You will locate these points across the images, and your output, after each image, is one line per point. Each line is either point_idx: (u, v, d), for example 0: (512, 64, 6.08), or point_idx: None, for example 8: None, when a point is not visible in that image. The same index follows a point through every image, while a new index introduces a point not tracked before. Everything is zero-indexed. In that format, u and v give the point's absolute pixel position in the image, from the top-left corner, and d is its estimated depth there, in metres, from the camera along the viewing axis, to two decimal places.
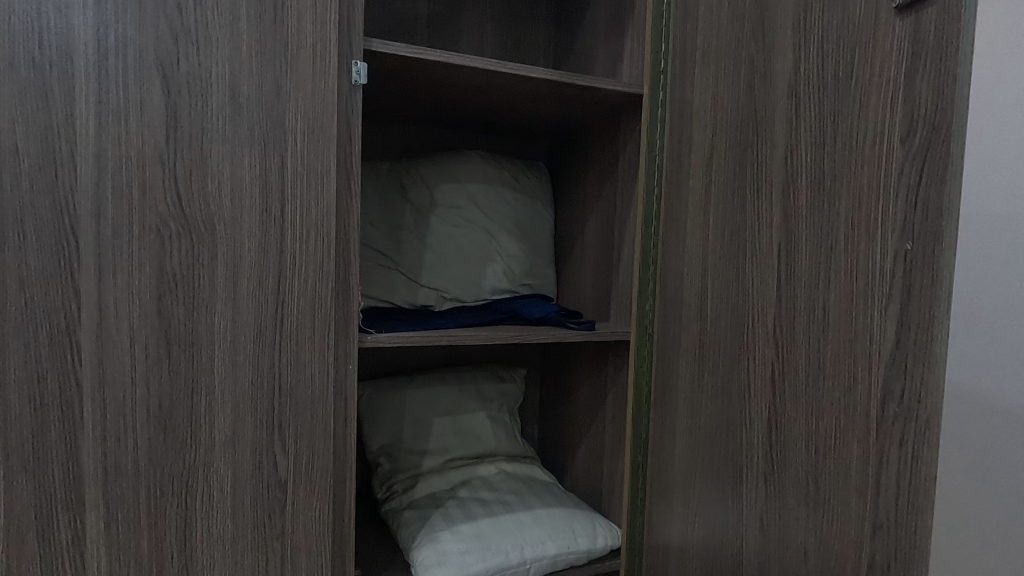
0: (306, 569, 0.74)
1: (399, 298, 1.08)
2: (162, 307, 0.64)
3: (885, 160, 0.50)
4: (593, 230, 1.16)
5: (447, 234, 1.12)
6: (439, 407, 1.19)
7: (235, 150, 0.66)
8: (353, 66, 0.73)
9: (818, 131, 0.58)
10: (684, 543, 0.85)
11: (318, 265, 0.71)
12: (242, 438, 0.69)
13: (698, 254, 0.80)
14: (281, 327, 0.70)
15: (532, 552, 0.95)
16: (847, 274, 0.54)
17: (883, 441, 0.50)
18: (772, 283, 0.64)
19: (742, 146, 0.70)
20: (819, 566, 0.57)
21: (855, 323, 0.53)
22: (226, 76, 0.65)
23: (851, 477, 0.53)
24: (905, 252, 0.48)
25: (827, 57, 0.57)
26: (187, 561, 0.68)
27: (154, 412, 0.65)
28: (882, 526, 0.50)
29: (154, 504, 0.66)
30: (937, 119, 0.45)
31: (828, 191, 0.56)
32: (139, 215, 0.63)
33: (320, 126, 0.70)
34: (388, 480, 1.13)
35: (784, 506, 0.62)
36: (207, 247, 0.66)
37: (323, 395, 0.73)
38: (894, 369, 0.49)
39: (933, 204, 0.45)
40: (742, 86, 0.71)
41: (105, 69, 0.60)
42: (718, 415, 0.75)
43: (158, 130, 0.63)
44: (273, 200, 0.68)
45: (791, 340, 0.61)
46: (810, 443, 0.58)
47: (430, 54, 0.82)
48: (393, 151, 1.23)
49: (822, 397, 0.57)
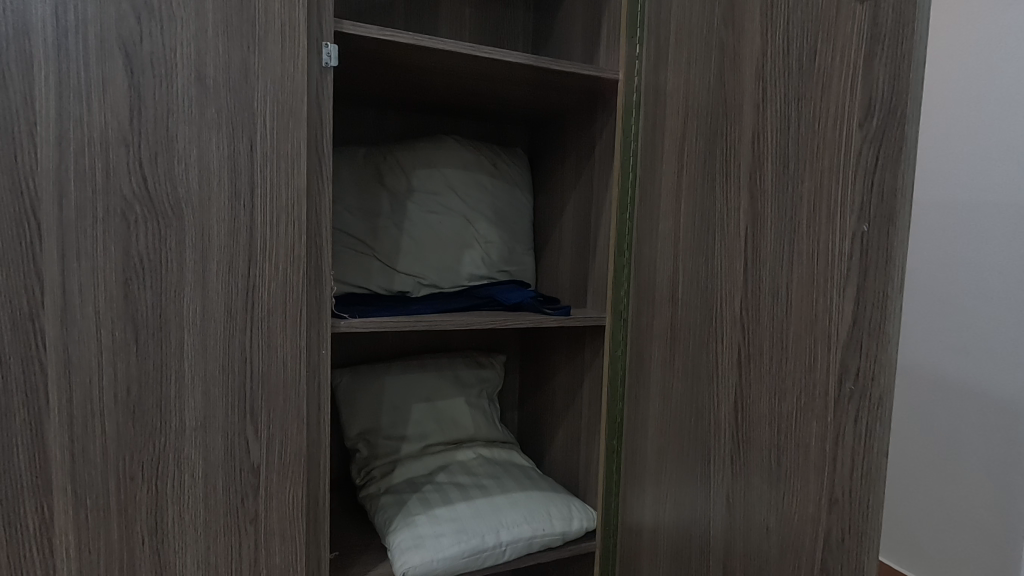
0: (281, 552, 0.74)
1: (375, 284, 1.07)
2: (128, 291, 0.64)
3: (845, 144, 0.51)
4: (570, 217, 1.16)
5: (424, 220, 1.11)
6: (417, 393, 1.19)
7: (202, 132, 0.65)
8: (323, 48, 0.73)
9: (783, 115, 0.58)
10: (655, 523, 0.86)
11: (289, 249, 0.71)
12: (214, 423, 0.69)
13: (670, 237, 0.81)
14: (252, 311, 0.69)
15: (508, 534, 0.96)
16: (809, 256, 0.55)
17: (841, 419, 0.51)
18: (739, 266, 0.65)
19: (711, 131, 0.71)
20: (779, 543, 0.59)
21: (815, 303, 0.54)
22: (191, 57, 0.64)
23: (811, 455, 0.55)
24: (862, 234, 0.49)
25: (792, 41, 0.57)
26: (158, 546, 0.67)
27: (122, 398, 0.64)
28: (838, 501, 0.52)
29: (124, 490, 0.65)
30: (892, 103, 0.46)
31: (792, 174, 0.57)
32: (104, 199, 0.62)
33: (290, 108, 0.69)
34: (366, 466, 1.12)
35: (749, 485, 0.63)
36: (174, 231, 0.65)
37: (296, 379, 0.73)
38: (850, 349, 0.50)
39: (888, 186, 0.46)
40: (712, 70, 0.71)
41: (65, 47, 0.59)
42: (688, 397, 0.76)
43: (122, 110, 0.62)
44: (242, 182, 0.68)
45: (756, 321, 0.62)
46: (773, 422, 0.60)
47: (404, 37, 0.81)
48: (369, 136, 1.22)
49: (784, 377, 0.58)
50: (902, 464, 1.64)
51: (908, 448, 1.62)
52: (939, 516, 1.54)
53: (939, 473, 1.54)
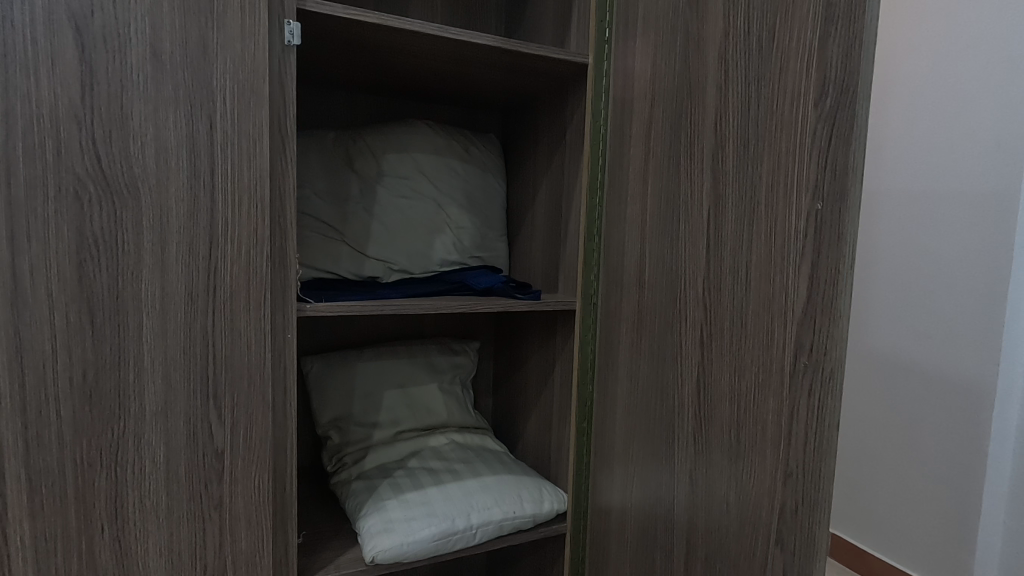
0: (246, 539, 0.73)
1: (345, 269, 1.05)
2: (83, 273, 0.62)
3: (801, 124, 0.51)
4: (543, 203, 1.16)
5: (394, 205, 1.10)
6: (390, 379, 1.18)
7: (158, 110, 0.64)
8: (285, 25, 0.71)
9: (744, 97, 0.59)
10: (622, 503, 0.87)
11: (252, 231, 0.70)
12: (175, 407, 0.68)
13: (638, 220, 0.81)
14: (214, 294, 0.68)
15: (478, 517, 0.96)
16: (766, 235, 0.55)
17: (795, 394, 0.52)
18: (703, 247, 0.66)
19: (676, 114, 0.71)
20: (739, 518, 0.60)
21: (772, 282, 0.55)
22: (146, 31, 0.62)
23: (767, 431, 0.56)
24: (816, 212, 0.50)
25: (752, 22, 0.58)
26: (118, 533, 0.66)
27: (78, 382, 0.63)
28: (793, 473, 0.53)
29: (82, 477, 0.64)
30: (845, 82, 0.47)
31: (752, 156, 0.58)
32: (55, 178, 0.60)
33: (251, 87, 0.68)
34: (337, 453, 1.12)
35: (710, 461, 0.64)
36: (130, 211, 0.64)
37: (261, 364, 0.72)
38: (804, 326, 0.51)
39: (840, 165, 0.47)
40: (677, 53, 0.72)
41: (9, 20, 0.57)
42: (654, 377, 0.77)
43: (73, 86, 0.60)
44: (202, 162, 0.66)
45: (718, 301, 0.63)
46: (733, 400, 0.61)
47: (370, 16, 0.80)
48: (338, 121, 1.21)
49: (743, 355, 0.59)
50: (870, 466, 1.68)
51: (875, 449, 1.66)
52: (907, 518, 1.57)
53: (903, 468, 1.58)
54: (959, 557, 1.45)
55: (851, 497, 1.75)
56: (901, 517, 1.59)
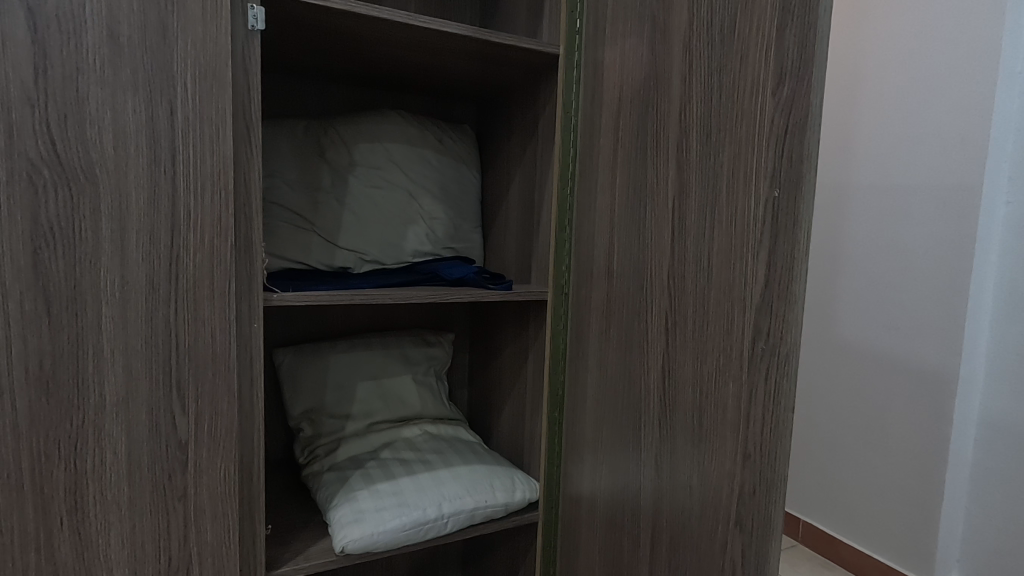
0: (212, 530, 0.72)
1: (315, 260, 1.04)
2: (38, 261, 0.61)
3: (759, 113, 0.52)
4: (516, 194, 1.16)
5: (366, 195, 1.09)
6: (363, 371, 1.18)
7: (116, 94, 0.62)
8: (249, 10, 0.69)
9: (706, 87, 0.59)
10: (592, 489, 0.88)
11: (216, 220, 0.68)
12: (136, 398, 0.66)
13: (607, 208, 0.82)
14: (176, 283, 0.67)
15: (450, 506, 0.96)
16: (726, 223, 0.56)
17: (753, 377, 0.53)
18: (668, 236, 0.66)
19: (644, 104, 0.72)
20: (701, 500, 0.61)
21: (732, 270, 0.56)
22: (102, 14, 0.61)
23: (727, 414, 0.57)
24: (773, 199, 0.51)
25: (715, 13, 0.58)
26: (78, 526, 0.65)
27: (34, 373, 0.62)
28: (751, 456, 0.54)
29: (38, 469, 0.63)
30: (801, 72, 0.48)
31: (714, 146, 0.58)
32: (8, 163, 0.59)
33: (214, 72, 0.66)
34: (310, 445, 1.11)
35: (675, 447, 0.65)
36: (88, 197, 0.62)
37: (226, 354, 0.71)
38: (763, 312, 0.52)
39: (797, 152, 0.48)
40: (644, 44, 0.72)
41: None
42: (621, 365, 0.78)
43: (26, 68, 0.58)
44: (162, 148, 0.65)
45: (682, 289, 0.64)
46: (695, 385, 0.62)
47: (337, 3, 0.78)
48: (310, 109, 1.19)
49: (705, 341, 0.60)
50: (840, 459, 1.71)
51: (844, 442, 1.69)
52: (874, 509, 1.61)
53: (870, 455, 1.62)
54: (922, 545, 1.49)
55: (820, 485, 1.78)
56: (869, 509, 1.63)
